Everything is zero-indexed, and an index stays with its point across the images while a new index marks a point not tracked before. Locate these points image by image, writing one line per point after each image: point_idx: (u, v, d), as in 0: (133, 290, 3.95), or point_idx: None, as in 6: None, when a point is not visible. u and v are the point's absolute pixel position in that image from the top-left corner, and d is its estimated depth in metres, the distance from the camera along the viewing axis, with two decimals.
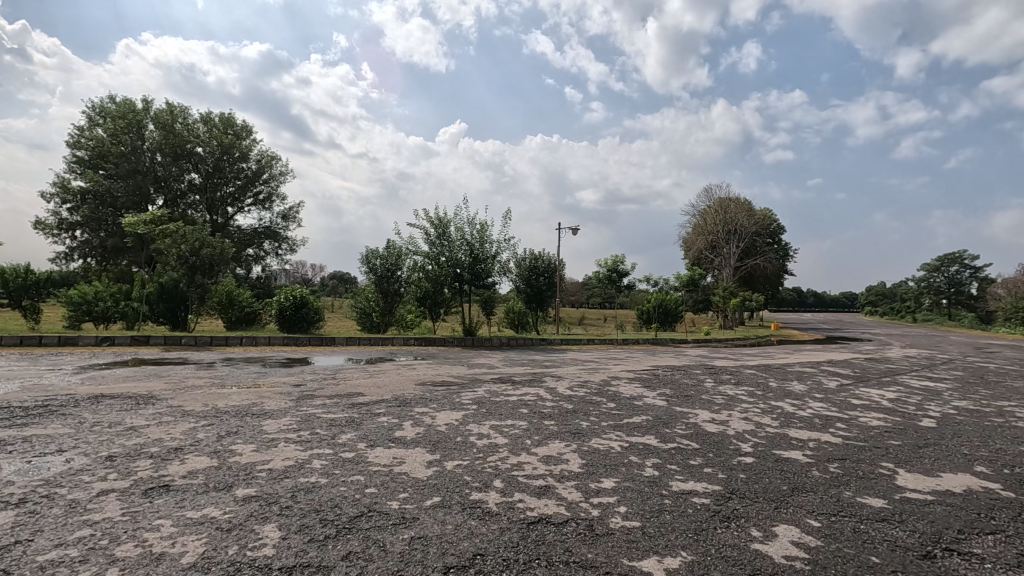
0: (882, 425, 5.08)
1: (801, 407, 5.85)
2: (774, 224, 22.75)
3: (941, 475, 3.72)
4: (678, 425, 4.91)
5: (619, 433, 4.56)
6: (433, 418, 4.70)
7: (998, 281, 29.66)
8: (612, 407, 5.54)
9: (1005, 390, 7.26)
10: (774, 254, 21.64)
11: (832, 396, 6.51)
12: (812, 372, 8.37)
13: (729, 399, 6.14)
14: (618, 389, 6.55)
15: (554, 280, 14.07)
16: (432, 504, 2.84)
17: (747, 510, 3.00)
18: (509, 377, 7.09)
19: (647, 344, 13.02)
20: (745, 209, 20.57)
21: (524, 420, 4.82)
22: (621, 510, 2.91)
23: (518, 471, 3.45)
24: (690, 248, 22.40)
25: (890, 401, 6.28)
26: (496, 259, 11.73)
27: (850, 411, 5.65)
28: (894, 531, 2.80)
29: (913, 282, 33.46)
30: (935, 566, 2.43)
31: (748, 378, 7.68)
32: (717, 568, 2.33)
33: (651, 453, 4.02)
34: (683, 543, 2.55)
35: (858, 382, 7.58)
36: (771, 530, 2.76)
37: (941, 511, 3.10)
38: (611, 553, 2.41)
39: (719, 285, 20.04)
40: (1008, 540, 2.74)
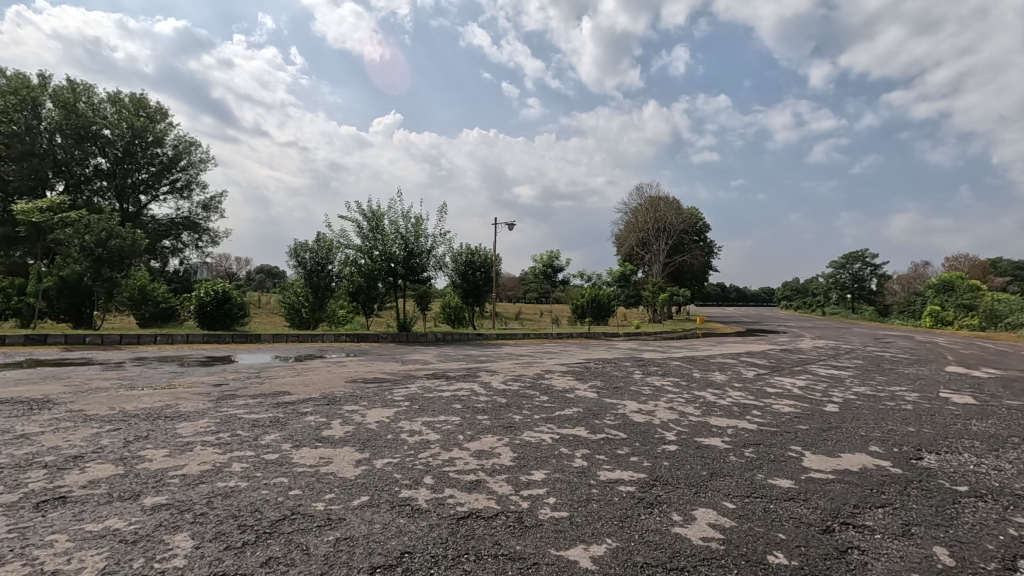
0: (792, 411, 5.48)
1: (721, 395, 6.20)
2: (701, 223, 23.87)
3: (841, 455, 4.06)
4: (607, 415, 5.07)
5: (550, 425, 4.64)
6: (363, 416, 4.59)
7: (894, 278, 32.56)
8: (545, 400, 5.63)
9: (897, 376, 8.00)
10: (701, 252, 22.73)
11: (750, 385, 6.94)
12: (732, 363, 8.89)
13: (656, 389, 6.41)
14: (550, 382, 6.67)
15: (490, 275, 14.11)
16: (359, 503, 2.77)
17: (669, 496, 3.13)
18: (444, 372, 7.06)
19: (580, 338, 13.32)
20: (674, 208, 21.47)
21: (457, 415, 4.80)
22: (550, 502, 2.97)
23: (449, 467, 3.43)
24: (622, 244, 23.10)
25: (800, 389, 6.77)
26: (431, 254, 11.62)
27: (764, 399, 6.05)
28: (798, 509, 3.02)
29: (823, 278, 36.17)
30: (834, 539, 2.65)
31: (673, 369, 8.05)
32: (639, 553, 2.43)
33: (581, 444, 4.12)
34: (608, 531, 2.63)
35: (772, 372, 8.13)
36: (691, 513, 2.90)
37: (840, 488, 3.38)
38: (540, 544, 2.45)
39: (649, 280, 20.79)
40: (895, 512, 3.03)
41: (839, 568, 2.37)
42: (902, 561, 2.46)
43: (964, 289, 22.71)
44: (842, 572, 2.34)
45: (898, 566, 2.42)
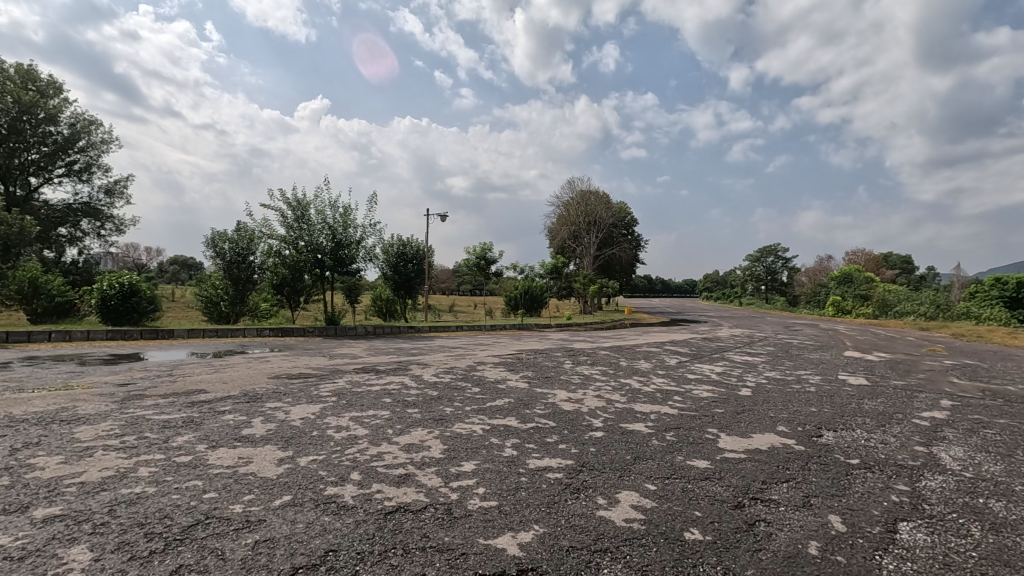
0: (710, 396, 5.82)
1: (646, 382, 6.49)
2: (629, 217, 24.70)
3: (753, 436, 4.35)
4: (538, 405, 5.17)
5: (482, 416, 4.66)
6: (287, 413, 4.41)
7: (802, 270, 35.19)
8: (476, 391, 5.64)
9: (802, 361, 8.68)
10: (629, 245, 23.51)
11: (672, 372, 7.31)
12: (656, 351, 9.32)
13: (585, 378, 6.61)
14: (482, 373, 6.70)
15: (422, 267, 13.88)
16: (281, 503, 2.66)
17: (595, 481, 3.24)
18: (374, 366, 6.92)
19: (513, 330, 13.46)
20: (604, 202, 22.08)
21: (387, 409, 4.72)
22: (479, 492, 2.98)
23: (377, 462, 3.36)
24: (555, 237, 23.47)
25: (717, 375, 7.21)
26: (361, 244, 11.31)
27: (685, 385, 6.39)
28: (713, 487, 3.21)
29: (740, 270, 38.50)
30: (743, 514, 2.85)
31: (602, 358, 8.33)
32: (566, 537, 2.49)
33: (511, 434, 4.17)
34: (536, 517, 2.68)
35: (693, 359, 8.59)
36: (615, 496, 3.02)
37: (750, 466, 3.63)
38: (468, 534, 2.47)
39: (580, 272, 21.29)
40: (797, 485, 3.30)
41: (747, 540, 2.55)
42: (802, 529, 2.68)
43: (860, 281, 24.94)
44: (749, 543, 2.52)
45: (798, 534, 2.63)
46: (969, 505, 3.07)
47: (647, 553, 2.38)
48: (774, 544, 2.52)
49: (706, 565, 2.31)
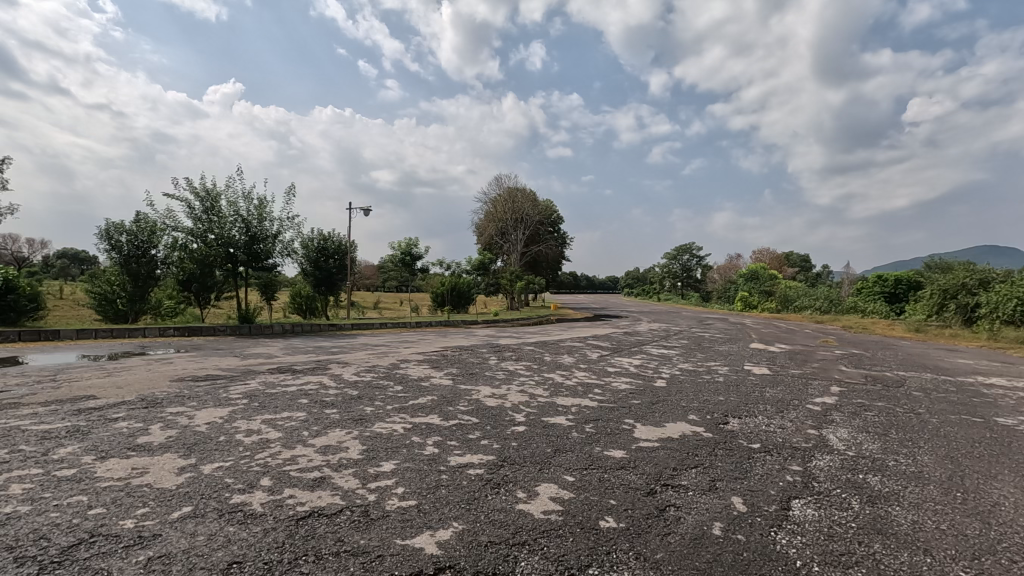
0: (628, 388, 6.06)
1: (568, 376, 6.65)
2: (556, 215, 25.17)
3: (666, 425, 4.57)
4: (461, 401, 5.14)
5: (403, 415, 4.57)
6: (190, 418, 4.10)
7: (714, 268, 37.46)
8: (398, 389, 5.52)
9: (712, 353, 9.23)
10: (555, 242, 23.97)
11: (593, 365, 7.53)
12: (579, 346, 9.57)
13: (509, 373, 6.67)
14: (406, 371, 6.58)
15: (345, 263, 13.44)
16: (180, 515, 2.47)
17: (515, 475, 3.27)
18: (291, 365, 6.62)
19: (439, 326, 13.34)
20: (530, 199, 22.39)
21: (303, 410, 4.52)
22: (398, 492, 2.92)
23: (290, 466, 3.21)
24: (482, 233, 23.47)
25: (636, 367, 7.51)
26: (278, 239, 10.77)
27: (605, 378, 6.62)
28: (628, 475, 3.34)
29: (659, 267, 40.35)
30: (655, 500, 2.98)
31: (526, 353, 8.44)
32: (484, 532, 2.50)
33: (433, 431, 4.12)
34: (455, 515, 2.66)
35: (613, 352, 8.91)
36: (534, 489, 3.06)
37: (663, 454, 3.81)
38: (385, 535, 2.41)
39: (507, 268, 21.45)
40: (704, 470, 3.50)
41: (658, 525, 2.67)
42: (707, 512, 2.85)
43: (765, 279, 26.94)
44: (660, 528, 2.64)
45: (705, 516, 2.79)
46: (851, 481, 3.40)
47: (563, 543, 2.44)
48: (683, 527, 2.66)
49: (620, 551, 2.40)
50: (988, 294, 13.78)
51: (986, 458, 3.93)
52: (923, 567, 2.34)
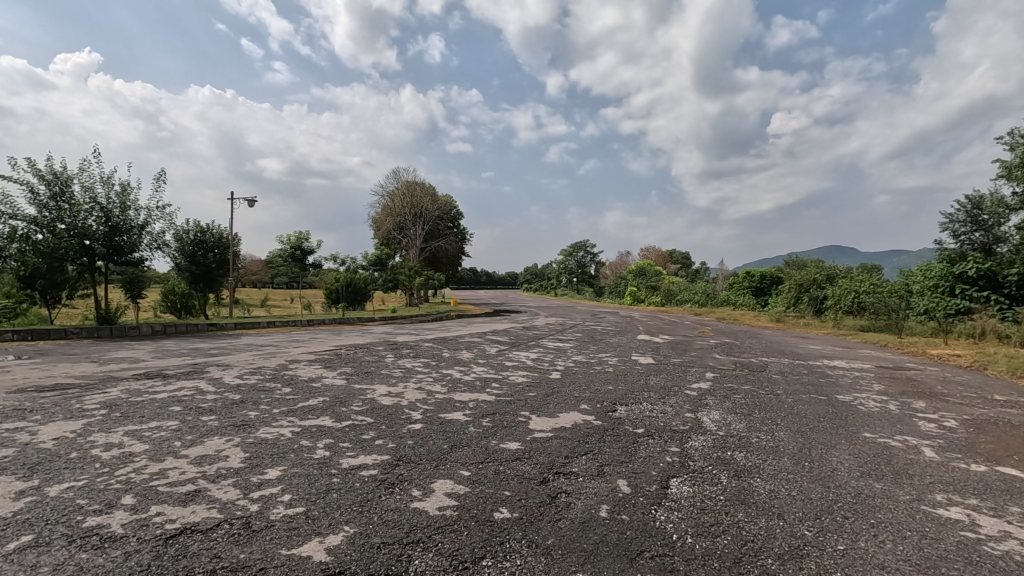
0: (524, 381, 6.22)
1: (466, 371, 6.69)
2: (455, 210, 25.11)
3: (559, 415, 4.75)
4: (355, 401, 4.97)
5: (292, 418, 4.33)
6: (32, 434, 3.58)
7: (607, 264, 39.46)
8: (287, 392, 5.21)
9: (604, 345, 9.74)
10: (454, 238, 23.94)
11: (491, 360, 7.64)
12: (478, 341, 9.66)
13: (406, 371, 6.57)
14: (295, 372, 6.24)
15: (226, 257, 12.48)
16: (16, 547, 2.15)
17: (410, 473, 3.22)
18: (161, 370, 6.01)
19: (333, 324, 12.78)
20: (429, 194, 22.09)
21: (175, 419, 4.13)
22: (284, 499, 2.77)
23: (157, 481, 2.91)
24: (379, 227, 22.78)
25: (532, 361, 7.73)
26: (145, 230, 9.75)
27: (503, 372, 6.74)
28: (522, 466, 3.43)
29: (556, 264, 41.72)
30: (548, 488, 3.09)
31: (425, 350, 8.37)
32: (377, 534, 2.44)
33: (324, 434, 3.94)
34: (347, 518, 2.58)
35: (511, 347, 9.10)
36: (430, 486, 3.04)
37: (556, 443, 3.96)
38: (268, 546, 2.27)
39: (405, 263, 21.03)
40: (594, 456, 3.68)
41: (550, 511, 2.78)
42: (595, 495, 3.01)
43: (651, 275, 28.91)
44: (551, 514, 2.74)
45: (593, 500, 2.94)
46: (721, 458, 3.75)
47: (458, 538, 2.45)
48: (573, 512, 2.79)
49: (513, 540, 2.46)
50: (833, 288, 15.83)
51: (828, 430, 4.53)
52: (777, 530, 2.65)
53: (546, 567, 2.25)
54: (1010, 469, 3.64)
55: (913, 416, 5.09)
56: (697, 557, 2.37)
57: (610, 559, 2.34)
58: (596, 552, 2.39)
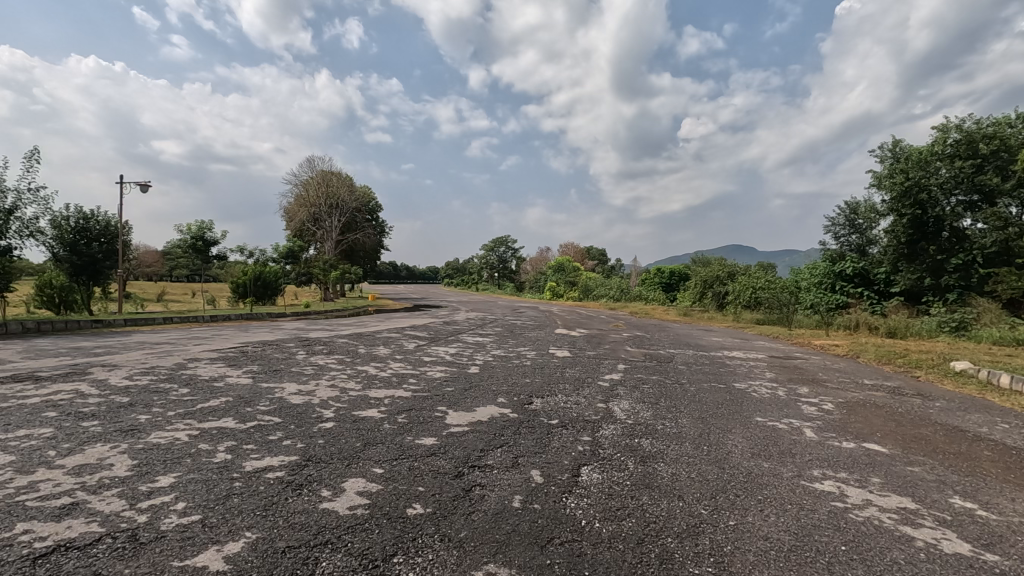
0: (442, 376, 6.19)
1: (382, 367, 6.55)
2: (373, 202, 24.39)
3: (477, 409, 4.77)
4: (262, 401, 4.72)
5: (189, 420, 4.04)
6: None
7: (527, 260, 40.06)
8: (184, 392, 4.85)
9: (522, 339, 9.90)
10: (373, 231, 23.25)
11: (409, 355, 7.53)
12: (396, 336, 9.48)
13: (318, 368, 6.32)
14: (194, 371, 5.81)
15: (114, 247, 11.38)
16: None
17: (319, 473, 3.11)
18: (34, 372, 5.38)
19: (239, 320, 12.01)
20: (346, 184, 21.18)
21: (49, 426, 3.71)
22: (178, 507, 2.58)
23: (25, 496, 2.61)
24: (291, 218, 21.61)
25: (451, 355, 7.71)
26: (14, 215, 8.69)
27: (421, 367, 6.67)
28: (437, 461, 3.42)
29: (477, 259, 41.78)
30: (462, 482, 3.10)
31: (339, 346, 8.10)
32: (282, 537, 2.34)
33: (226, 436, 3.71)
34: (249, 524, 2.45)
35: (430, 342, 9.01)
36: (340, 486, 2.96)
37: (472, 437, 3.98)
38: (158, 559, 2.11)
39: (320, 256, 20.16)
40: (509, 448, 3.74)
41: (463, 504, 2.79)
42: (508, 486, 3.06)
43: (570, 271, 29.76)
44: (465, 507, 2.76)
45: (506, 491, 3.00)
46: (629, 445, 3.94)
47: (369, 536, 2.41)
48: (486, 504, 2.82)
49: (425, 535, 2.45)
50: (734, 284, 17.05)
51: (726, 416, 4.89)
52: (677, 510, 2.83)
53: (457, 560, 2.26)
54: (873, 444, 4.13)
55: (798, 400, 5.62)
56: (604, 540, 2.48)
57: (521, 547, 2.39)
58: (507, 542, 2.43)
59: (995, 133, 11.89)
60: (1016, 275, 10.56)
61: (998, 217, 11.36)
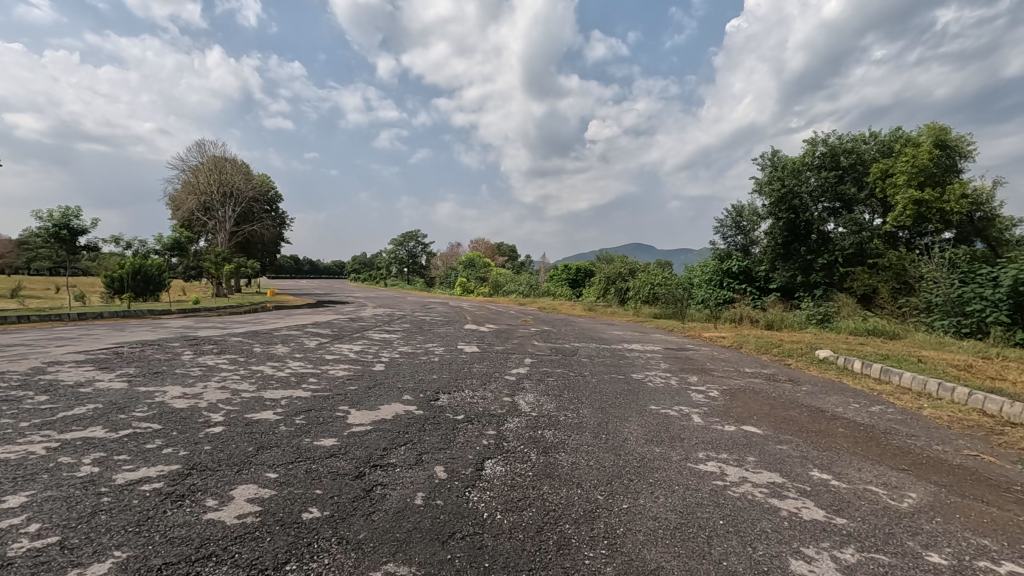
0: (345, 374, 5.98)
1: (280, 367, 6.20)
2: (272, 191, 22.99)
3: (380, 407, 4.66)
4: (138, 407, 4.29)
5: (47, 432, 3.58)
6: None
7: (437, 255, 39.74)
8: (42, 400, 4.29)
9: (431, 335, 9.81)
10: (272, 222, 21.91)
11: (310, 353, 7.19)
12: (296, 334, 9.01)
13: (207, 369, 5.86)
14: (56, 376, 5.16)
15: None
16: None
17: (204, 482, 2.90)
18: None
19: (114, 318, 10.87)
20: (242, 171, 19.76)
21: None
22: (32, 530, 2.29)
23: None
24: (176, 207, 19.77)
25: (355, 353, 7.47)
26: None
27: (322, 365, 6.40)
28: (337, 462, 3.31)
29: (385, 253, 40.75)
30: (363, 482, 3.02)
31: (232, 345, 7.56)
32: (158, 554, 2.16)
33: (93, 447, 3.33)
34: (119, 542, 2.23)
35: (333, 339, 8.66)
36: (228, 494, 2.77)
37: (374, 436, 3.88)
38: None
39: (212, 248, 18.68)
40: (413, 446, 3.70)
41: (363, 505, 2.73)
42: (411, 484, 3.03)
43: (480, 266, 29.92)
44: (365, 508, 2.70)
45: (408, 489, 2.96)
46: (533, 437, 4.05)
47: (260, 545, 2.28)
48: (388, 503, 2.77)
49: (322, 540, 2.37)
50: (635, 280, 18.00)
51: (623, 405, 5.17)
52: (575, 497, 2.95)
53: (356, 562, 2.20)
54: (750, 427, 4.56)
55: (687, 388, 6.06)
56: (504, 531, 2.53)
57: (422, 543, 2.39)
58: (408, 540, 2.41)
59: (853, 148, 13.48)
60: (869, 274, 12.25)
61: (855, 222, 12.91)
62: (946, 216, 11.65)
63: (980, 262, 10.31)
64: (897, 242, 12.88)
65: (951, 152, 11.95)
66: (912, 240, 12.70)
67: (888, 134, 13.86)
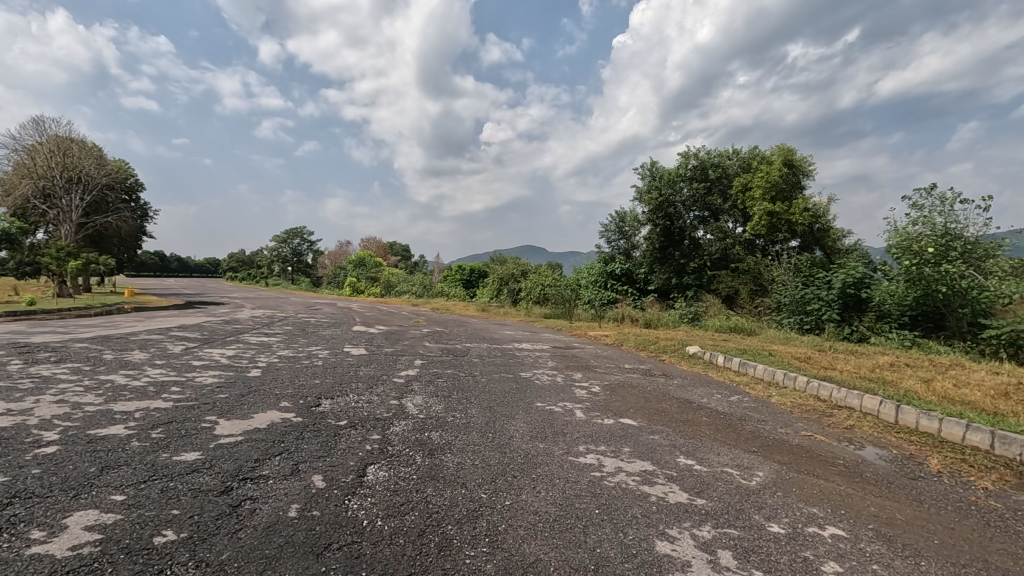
0: (215, 381, 5.48)
1: (135, 375, 5.53)
2: (132, 179, 20.57)
3: (254, 416, 4.34)
4: None
5: None
6: None
7: (325, 253, 37.97)
8: None
9: (316, 337, 9.33)
10: (131, 214, 19.59)
11: (173, 360, 6.50)
12: (157, 338, 8.11)
13: (40, 380, 5.07)
14: None
15: None
16: None
17: (31, 511, 2.51)
18: None
19: None
20: (93, 155, 17.44)
21: None
22: None
23: None
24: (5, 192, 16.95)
25: (228, 358, 6.88)
26: None
27: (187, 373, 5.81)
28: (199, 478, 3.02)
29: (267, 250, 38.10)
30: (230, 498, 2.79)
31: (75, 352, 6.62)
32: None
33: None
34: None
35: (202, 344, 7.91)
36: (61, 522, 2.42)
37: (245, 447, 3.60)
38: None
39: (54, 241, 16.30)
40: (289, 455, 3.49)
41: (228, 523, 2.52)
42: (285, 496, 2.85)
43: (371, 265, 29.04)
44: (230, 525, 2.49)
45: (282, 502, 2.78)
46: (419, 439, 3.99)
47: None
48: (257, 518, 2.58)
49: (176, 565, 2.14)
50: (526, 281, 18.46)
51: (510, 403, 5.26)
52: (459, 498, 2.95)
53: None
54: (627, 419, 4.86)
55: (572, 385, 6.32)
56: (384, 538, 2.46)
57: (294, 558, 2.25)
58: (278, 556, 2.27)
59: (719, 162, 14.86)
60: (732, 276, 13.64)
61: (720, 230, 14.29)
62: (792, 226, 13.32)
63: (818, 266, 11.88)
64: (754, 248, 14.44)
65: (797, 171, 13.62)
66: (766, 247, 14.24)
67: (747, 151, 15.46)
